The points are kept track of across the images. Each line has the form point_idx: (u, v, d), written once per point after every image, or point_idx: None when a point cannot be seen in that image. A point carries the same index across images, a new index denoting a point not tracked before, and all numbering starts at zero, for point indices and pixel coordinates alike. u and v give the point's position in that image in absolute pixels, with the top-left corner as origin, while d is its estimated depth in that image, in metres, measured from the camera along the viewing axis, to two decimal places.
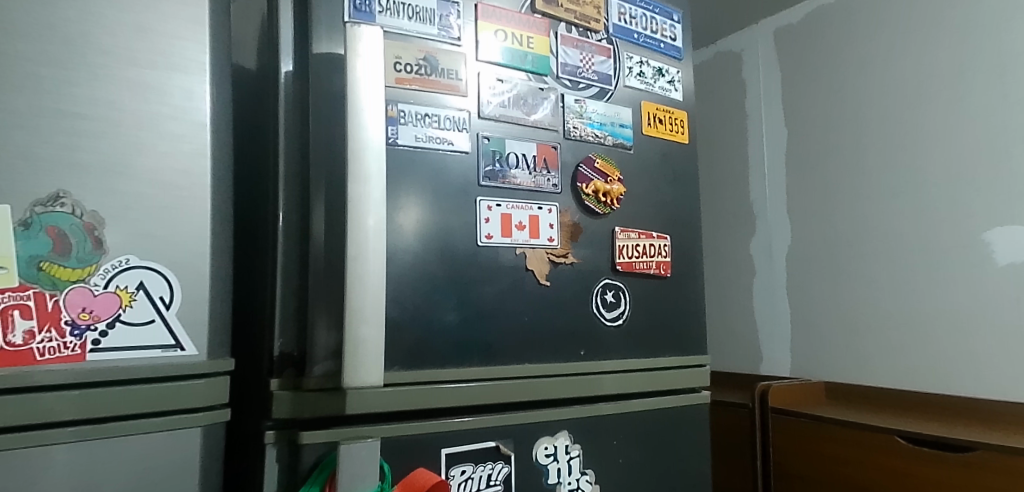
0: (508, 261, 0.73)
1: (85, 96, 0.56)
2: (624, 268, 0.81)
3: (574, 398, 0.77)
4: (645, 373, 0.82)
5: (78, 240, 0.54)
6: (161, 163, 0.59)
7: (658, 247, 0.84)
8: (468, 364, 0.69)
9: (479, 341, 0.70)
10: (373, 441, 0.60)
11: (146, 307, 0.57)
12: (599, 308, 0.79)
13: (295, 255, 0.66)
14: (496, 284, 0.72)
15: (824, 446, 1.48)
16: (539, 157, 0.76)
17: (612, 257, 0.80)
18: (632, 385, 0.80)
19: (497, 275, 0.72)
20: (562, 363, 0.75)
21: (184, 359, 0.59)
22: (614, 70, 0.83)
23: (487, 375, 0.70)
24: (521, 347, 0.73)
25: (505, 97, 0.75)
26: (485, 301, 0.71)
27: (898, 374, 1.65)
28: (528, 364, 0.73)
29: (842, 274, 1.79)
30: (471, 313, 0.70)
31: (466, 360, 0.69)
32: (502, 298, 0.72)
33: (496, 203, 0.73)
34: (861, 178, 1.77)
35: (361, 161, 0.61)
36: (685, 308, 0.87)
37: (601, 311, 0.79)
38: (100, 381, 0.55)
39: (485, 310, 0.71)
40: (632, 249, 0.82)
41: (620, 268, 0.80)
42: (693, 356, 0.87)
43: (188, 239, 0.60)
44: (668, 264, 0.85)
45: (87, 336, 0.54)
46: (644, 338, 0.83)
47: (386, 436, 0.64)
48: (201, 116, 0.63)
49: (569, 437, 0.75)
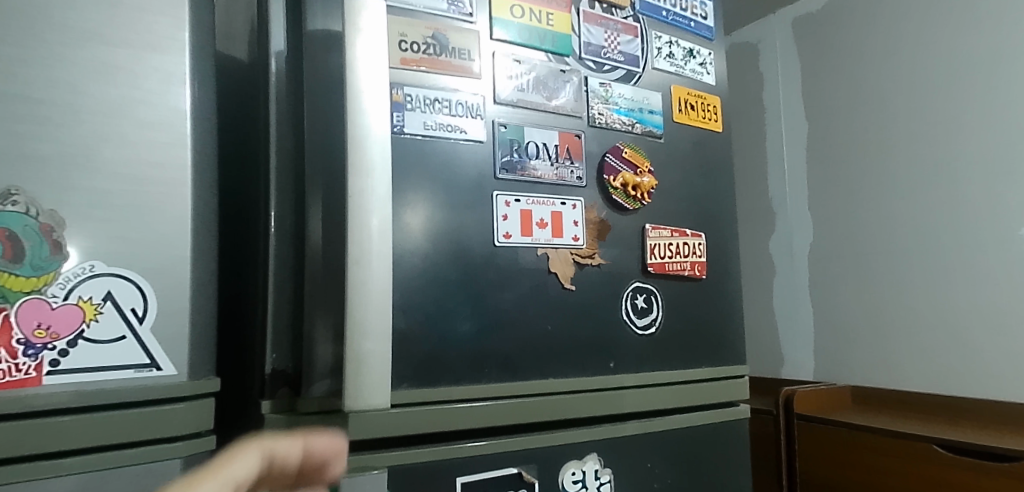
0: (529, 264, 0.65)
1: (41, 77, 0.48)
2: (657, 269, 0.73)
3: (603, 416, 0.68)
4: (680, 387, 0.74)
5: (32, 243, 0.47)
6: (132, 154, 0.52)
7: (692, 246, 0.76)
8: (485, 381, 0.61)
9: (497, 354, 0.62)
10: (378, 471, 0.52)
11: (115, 320, 0.49)
12: (629, 314, 0.71)
13: (291, 260, 0.59)
14: (516, 289, 0.64)
15: (857, 455, 1.39)
16: (561, 146, 0.68)
17: (643, 258, 0.72)
18: (665, 399, 0.72)
19: (517, 279, 0.64)
20: (590, 377, 0.67)
21: (160, 380, 0.51)
22: (641, 51, 0.75)
23: (507, 392, 0.62)
24: (544, 360, 0.65)
25: (522, 80, 0.67)
26: (503, 309, 0.63)
27: (932, 378, 1.56)
28: (551, 379, 0.65)
29: (869, 273, 1.71)
30: (487, 322, 0.62)
31: (483, 375, 0.61)
32: (522, 305, 0.64)
33: (515, 197, 0.65)
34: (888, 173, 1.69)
35: (364, 150, 0.53)
36: (721, 313, 0.79)
37: (631, 318, 0.71)
38: (54, 409, 0.46)
39: (504, 319, 0.63)
40: (665, 249, 0.74)
41: (652, 270, 0.72)
42: (731, 366, 0.79)
43: (164, 242, 0.52)
44: (705, 265, 0.77)
45: (44, 355, 0.46)
46: (678, 347, 0.74)
47: (392, 465, 0.56)
48: (180, 100, 0.55)
49: (599, 460, 0.67)
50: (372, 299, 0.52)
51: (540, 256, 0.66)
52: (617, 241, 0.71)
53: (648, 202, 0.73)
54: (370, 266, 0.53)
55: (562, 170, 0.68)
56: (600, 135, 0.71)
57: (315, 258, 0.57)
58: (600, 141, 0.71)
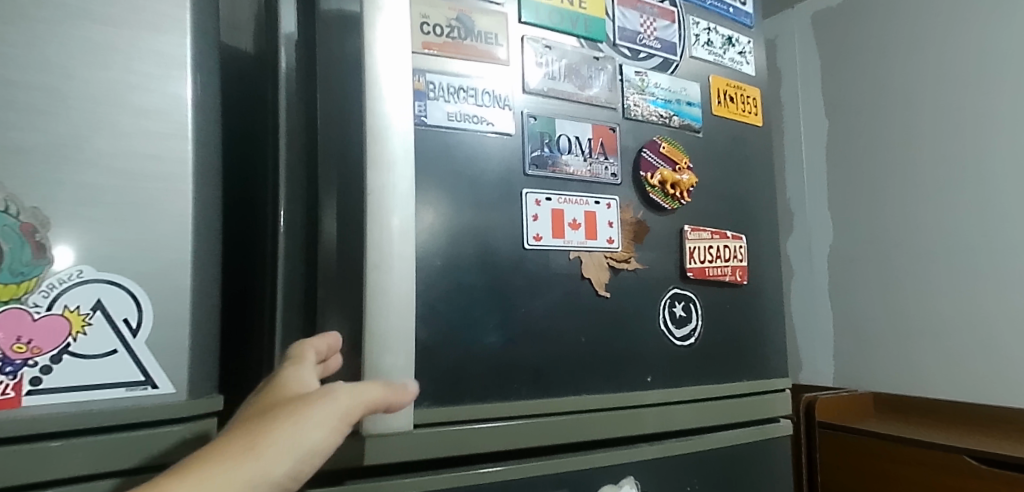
0: (561, 269, 0.60)
1: (22, 58, 0.43)
2: (696, 275, 0.67)
3: (639, 434, 0.63)
4: (721, 402, 0.68)
5: (12, 246, 0.41)
6: (126, 146, 0.46)
7: (733, 250, 0.71)
8: (515, 397, 0.56)
9: (527, 367, 0.57)
10: None
11: (105, 333, 0.44)
12: (667, 323, 0.65)
13: (303, 265, 0.53)
14: (547, 296, 0.59)
15: (882, 465, 1.32)
16: (595, 140, 0.63)
17: (681, 262, 0.66)
18: (705, 416, 0.67)
19: (548, 285, 0.59)
20: (627, 393, 0.62)
21: (157, 399, 0.46)
22: (679, 37, 0.70)
23: (538, 410, 0.56)
24: (577, 374, 0.59)
25: (553, 68, 0.62)
26: (533, 318, 0.58)
27: (959, 386, 1.50)
28: (584, 395, 0.59)
29: (893, 275, 1.64)
30: (516, 332, 0.57)
31: (512, 391, 0.56)
32: (553, 314, 0.59)
33: (545, 196, 0.59)
34: (913, 170, 1.61)
35: (384, 142, 0.48)
36: (761, 322, 0.73)
37: (669, 327, 0.65)
38: (33, 436, 0.41)
39: (534, 328, 0.58)
40: (704, 252, 0.68)
41: (691, 275, 0.67)
42: (771, 379, 0.74)
43: (162, 243, 0.47)
44: (746, 270, 0.72)
45: (24, 373, 0.41)
46: (718, 358, 0.69)
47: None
48: (180, 86, 0.49)
49: (635, 483, 0.61)
50: (393, 308, 0.47)
51: (573, 260, 0.60)
52: (654, 244, 0.65)
53: (686, 201, 0.67)
54: (391, 271, 0.47)
55: (596, 166, 0.62)
56: (636, 129, 0.65)
57: (329, 261, 0.51)
58: (635, 135, 0.65)
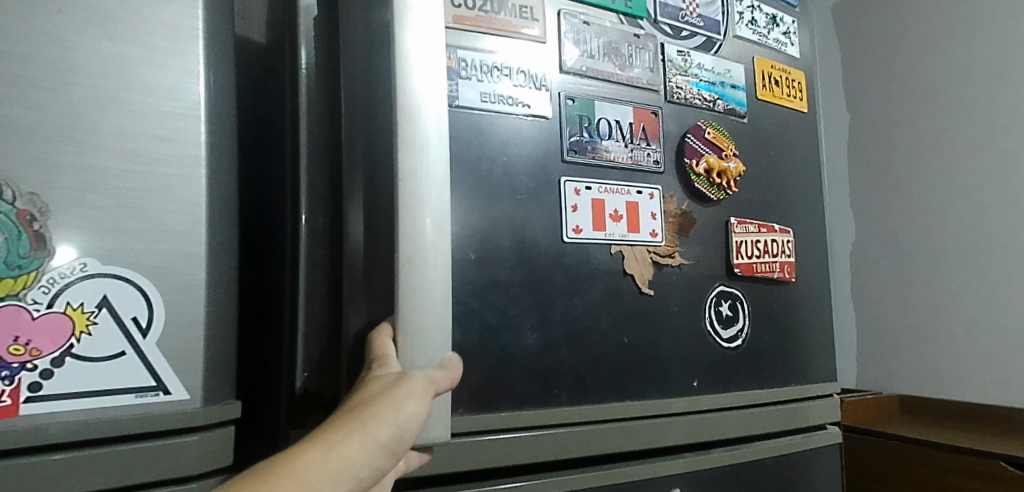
0: (602, 263, 0.55)
1: (18, 27, 0.39)
2: (742, 270, 0.63)
3: (681, 444, 0.58)
4: (770, 408, 0.64)
5: (8, 236, 0.37)
6: (133, 126, 0.42)
7: (780, 244, 0.66)
8: (556, 404, 0.51)
9: (569, 371, 0.52)
10: None
11: (111, 333, 0.40)
12: (713, 323, 0.60)
13: (327, 260, 0.49)
14: (588, 294, 0.54)
15: (908, 470, 1.26)
16: (636, 125, 0.58)
17: (729, 256, 0.62)
18: (753, 423, 0.62)
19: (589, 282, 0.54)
20: (674, 399, 0.57)
21: (170, 407, 0.41)
22: (722, 15, 0.65)
23: (579, 417, 0.52)
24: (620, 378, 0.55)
25: (593, 46, 0.57)
26: (574, 317, 0.53)
27: (989, 390, 1.44)
28: (627, 401, 0.55)
29: (917, 275, 1.58)
30: (557, 333, 0.52)
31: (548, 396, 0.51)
32: (595, 313, 0.54)
33: (585, 185, 0.55)
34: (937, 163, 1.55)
35: (416, 124, 0.43)
36: (808, 321, 0.69)
37: (715, 327, 0.60)
38: (31, 447, 0.37)
39: (574, 329, 0.53)
40: (751, 247, 0.64)
41: (738, 271, 0.62)
42: (822, 384, 0.69)
43: (173, 235, 0.43)
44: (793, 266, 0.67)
45: (22, 377, 0.37)
46: (765, 361, 0.64)
47: None
48: (193, 63, 0.45)
49: None
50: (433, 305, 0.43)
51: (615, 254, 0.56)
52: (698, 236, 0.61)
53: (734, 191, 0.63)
54: (421, 269, 0.43)
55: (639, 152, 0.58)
56: (679, 113, 0.61)
57: (358, 255, 0.47)
58: (679, 120, 0.61)
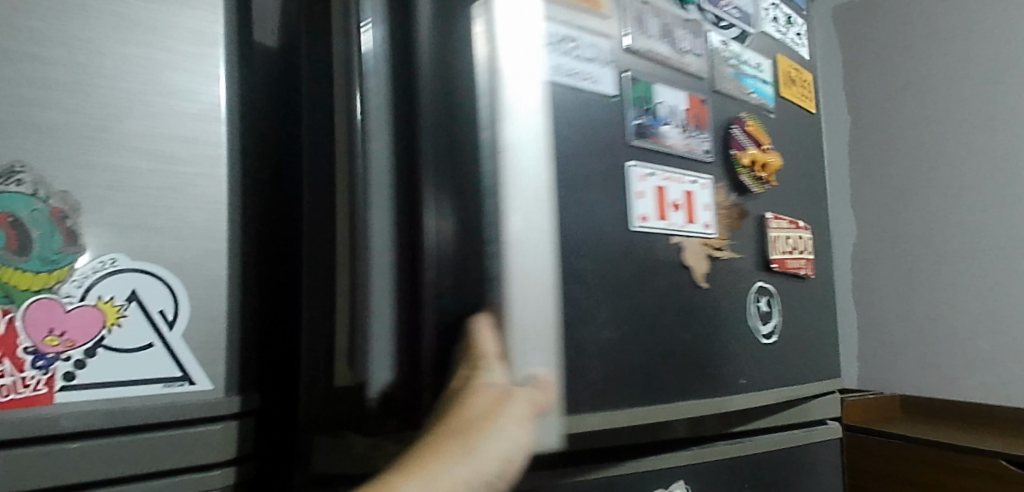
0: (662, 253, 0.54)
1: (51, 33, 0.41)
2: (779, 265, 0.65)
3: (686, 436, 0.60)
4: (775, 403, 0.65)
5: (42, 232, 0.39)
6: (160, 128, 0.44)
7: (804, 241, 0.70)
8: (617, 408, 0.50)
9: (638, 370, 0.52)
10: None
11: (140, 325, 0.42)
12: (756, 318, 0.62)
13: (392, 247, 0.42)
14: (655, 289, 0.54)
15: (912, 469, 1.27)
16: (689, 112, 0.59)
17: (761, 252, 0.64)
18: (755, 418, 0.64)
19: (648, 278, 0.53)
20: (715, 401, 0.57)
21: (195, 397, 0.43)
22: (753, 10, 0.67)
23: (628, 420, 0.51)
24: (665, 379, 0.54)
25: (653, 26, 0.56)
26: (643, 313, 0.53)
27: (988, 388, 1.46)
28: (682, 403, 0.55)
29: (918, 275, 1.59)
30: (630, 327, 0.52)
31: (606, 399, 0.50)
32: (661, 305, 0.54)
33: (650, 171, 0.54)
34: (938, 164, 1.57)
35: (517, 98, 0.42)
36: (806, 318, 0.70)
37: (758, 323, 0.62)
38: (66, 434, 0.38)
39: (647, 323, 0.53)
40: (784, 242, 0.66)
41: (775, 265, 0.65)
42: (827, 382, 0.71)
43: (198, 233, 0.45)
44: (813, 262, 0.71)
45: (57, 367, 0.39)
46: None
47: None
48: (215, 67, 0.47)
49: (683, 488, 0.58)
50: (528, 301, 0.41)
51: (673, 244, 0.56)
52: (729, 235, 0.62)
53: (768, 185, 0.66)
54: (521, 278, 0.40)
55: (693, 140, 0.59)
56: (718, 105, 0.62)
57: (427, 271, 0.41)
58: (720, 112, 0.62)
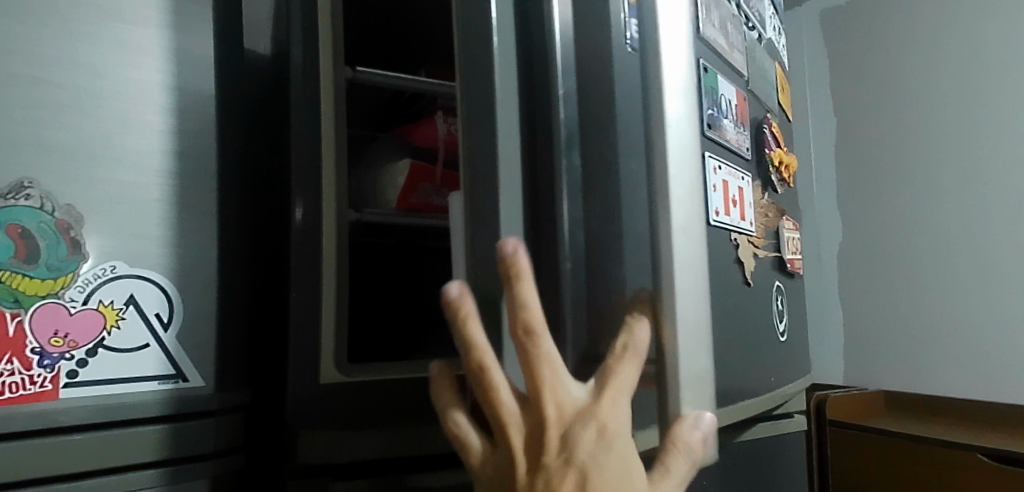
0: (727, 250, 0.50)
1: (56, 57, 0.44)
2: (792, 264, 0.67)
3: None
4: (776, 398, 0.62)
5: (48, 242, 0.42)
6: (157, 144, 0.48)
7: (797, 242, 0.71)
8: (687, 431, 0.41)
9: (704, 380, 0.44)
10: None
11: (137, 327, 0.45)
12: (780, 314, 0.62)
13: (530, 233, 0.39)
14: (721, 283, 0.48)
15: (896, 464, 1.29)
16: (739, 106, 0.54)
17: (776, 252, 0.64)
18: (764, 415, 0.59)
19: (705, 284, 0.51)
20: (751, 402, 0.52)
21: (188, 392, 0.47)
22: (761, 15, 0.70)
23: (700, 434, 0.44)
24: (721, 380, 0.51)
25: (714, 14, 0.53)
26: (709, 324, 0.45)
27: (968, 383, 1.49)
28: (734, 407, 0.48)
29: (900, 274, 1.62)
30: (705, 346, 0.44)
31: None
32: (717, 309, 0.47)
33: (720, 163, 0.47)
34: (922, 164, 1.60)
35: (677, 63, 0.34)
36: None
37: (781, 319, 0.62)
38: (70, 427, 0.42)
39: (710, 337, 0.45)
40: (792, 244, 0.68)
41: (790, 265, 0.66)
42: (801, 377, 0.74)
43: (191, 240, 0.48)
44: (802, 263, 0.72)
45: (61, 366, 0.42)
46: None
47: None
48: (206, 86, 0.51)
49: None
50: (533, 298, 0.33)
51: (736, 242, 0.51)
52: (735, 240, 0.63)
53: (784, 184, 0.68)
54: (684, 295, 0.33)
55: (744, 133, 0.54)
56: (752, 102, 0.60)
57: (560, 273, 0.38)
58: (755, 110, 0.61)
